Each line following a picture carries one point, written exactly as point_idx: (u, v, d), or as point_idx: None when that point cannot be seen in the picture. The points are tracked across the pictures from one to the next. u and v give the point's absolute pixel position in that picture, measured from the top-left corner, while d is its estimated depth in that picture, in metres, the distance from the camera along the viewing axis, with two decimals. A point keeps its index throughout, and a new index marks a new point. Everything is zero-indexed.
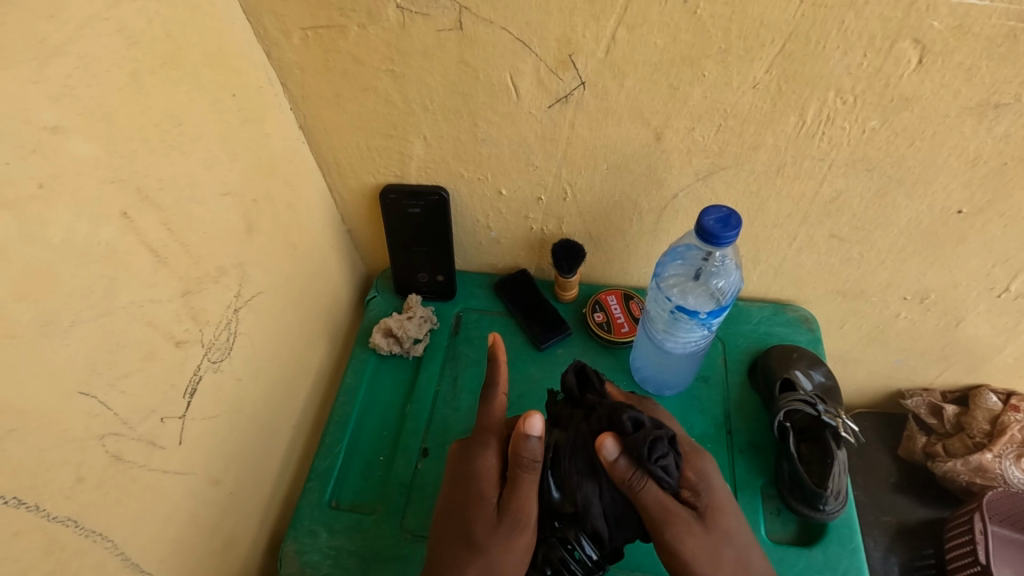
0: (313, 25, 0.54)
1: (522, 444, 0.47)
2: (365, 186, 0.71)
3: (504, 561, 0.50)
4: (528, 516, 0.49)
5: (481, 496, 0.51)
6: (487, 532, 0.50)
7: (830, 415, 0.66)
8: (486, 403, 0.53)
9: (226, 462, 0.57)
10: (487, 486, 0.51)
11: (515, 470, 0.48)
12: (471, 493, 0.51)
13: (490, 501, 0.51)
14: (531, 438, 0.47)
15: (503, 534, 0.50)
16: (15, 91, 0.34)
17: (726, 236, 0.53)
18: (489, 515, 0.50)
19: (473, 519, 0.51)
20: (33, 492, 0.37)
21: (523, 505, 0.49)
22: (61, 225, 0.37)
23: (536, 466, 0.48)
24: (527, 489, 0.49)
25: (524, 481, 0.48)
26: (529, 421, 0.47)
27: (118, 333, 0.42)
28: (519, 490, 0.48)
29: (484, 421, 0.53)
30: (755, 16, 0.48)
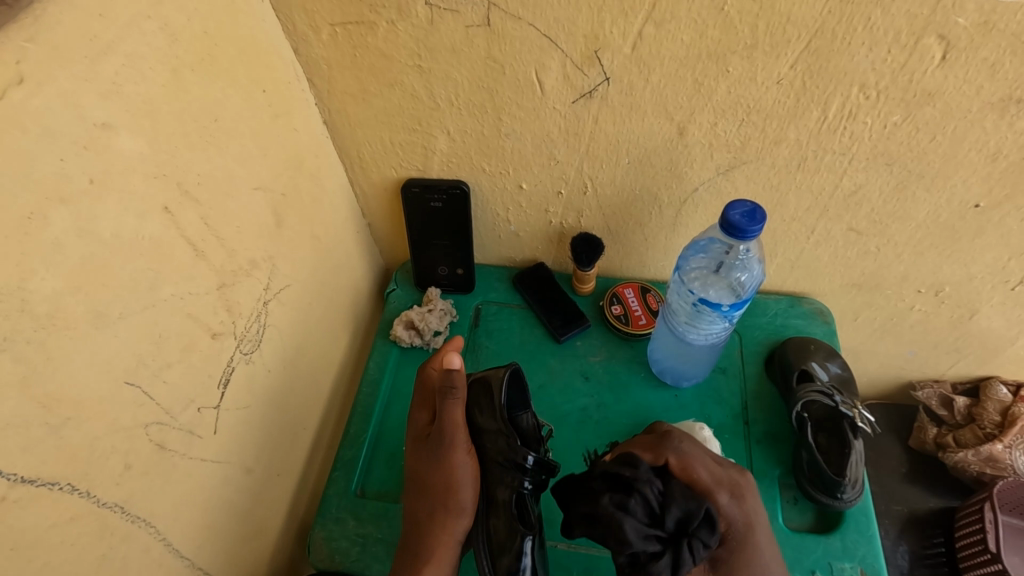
0: (342, 22, 0.55)
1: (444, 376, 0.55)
2: (388, 180, 0.72)
3: (442, 477, 0.58)
4: (455, 442, 0.57)
5: (416, 434, 0.61)
6: (426, 459, 0.59)
7: (847, 406, 0.69)
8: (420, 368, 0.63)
9: (258, 452, 0.58)
10: (421, 429, 0.61)
11: (439, 398, 0.56)
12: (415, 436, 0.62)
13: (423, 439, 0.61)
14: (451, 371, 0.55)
15: (436, 454, 0.58)
16: (70, 89, 0.35)
17: (752, 230, 0.54)
18: (425, 448, 0.60)
19: (416, 452, 0.61)
20: (86, 479, 0.38)
21: (451, 429, 0.57)
22: (111, 219, 0.38)
23: (456, 396, 0.56)
24: (454, 416, 0.56)
25: (449, 409, 0.56)
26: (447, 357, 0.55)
27: (162, 324, 0.43)
28: (445, 418, 0.57)
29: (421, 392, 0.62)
30: (783, 13, 0.48)
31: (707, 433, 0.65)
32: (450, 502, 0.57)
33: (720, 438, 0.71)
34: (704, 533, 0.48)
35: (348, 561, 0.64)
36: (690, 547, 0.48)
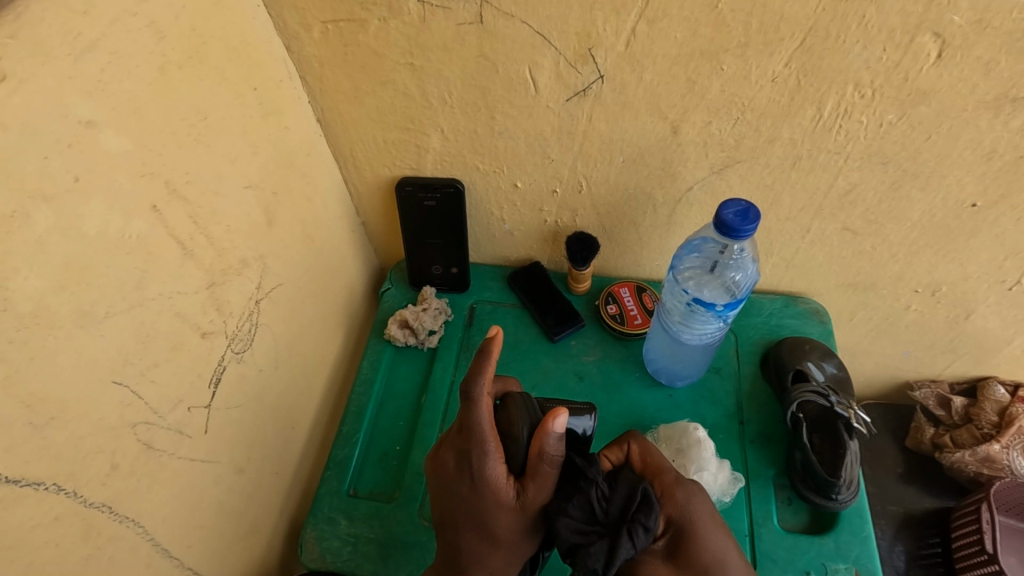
0: (333, 19, 0.54)
1: (553, 443, 0.47)
2: (382, 179, 0.72)
3: (525, 535, 0.51)
4: (545, 504, 0.50)
5: (500, 501, 0.49)
6: (510, 525, 0.50)
7: (842, 406, 0.68)
8: (469, 409, 0.48)
9: (249, 451, 0.58)
10: (502, 492, 0.49)
11: (541, 464, 0.48)
12: (488, 502, 0.50)
13: (509, 505, 0.50)
14: (553, 435, 0.47)
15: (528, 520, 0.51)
16: (53, 86, 0.35)
17: (745, 229, 0.54)
18: (510, 514, 0.50)
19: (493, 519, 0.50)
20: (71, 479, 0.38)
21: (542, 491, 0.49)
22: (95, 218, 0.38)
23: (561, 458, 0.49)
24: (551, 480, 0.49)
25: (549, 475, 0.49)
26: (553, 420, 0.47)
27: (149, 324, 0.43)
28: (545, 483, 0.49)
29: (476, 436, 0.48)
30: (776, 11, 0.48)
31: (701, 433, 0.65)
32: (517, 551, 0.52)
33: (714, 438, 0.70)
34: (643, 517, 0.47)
35: (340, 560, 0.64)
36: (631, 534, 0.47)
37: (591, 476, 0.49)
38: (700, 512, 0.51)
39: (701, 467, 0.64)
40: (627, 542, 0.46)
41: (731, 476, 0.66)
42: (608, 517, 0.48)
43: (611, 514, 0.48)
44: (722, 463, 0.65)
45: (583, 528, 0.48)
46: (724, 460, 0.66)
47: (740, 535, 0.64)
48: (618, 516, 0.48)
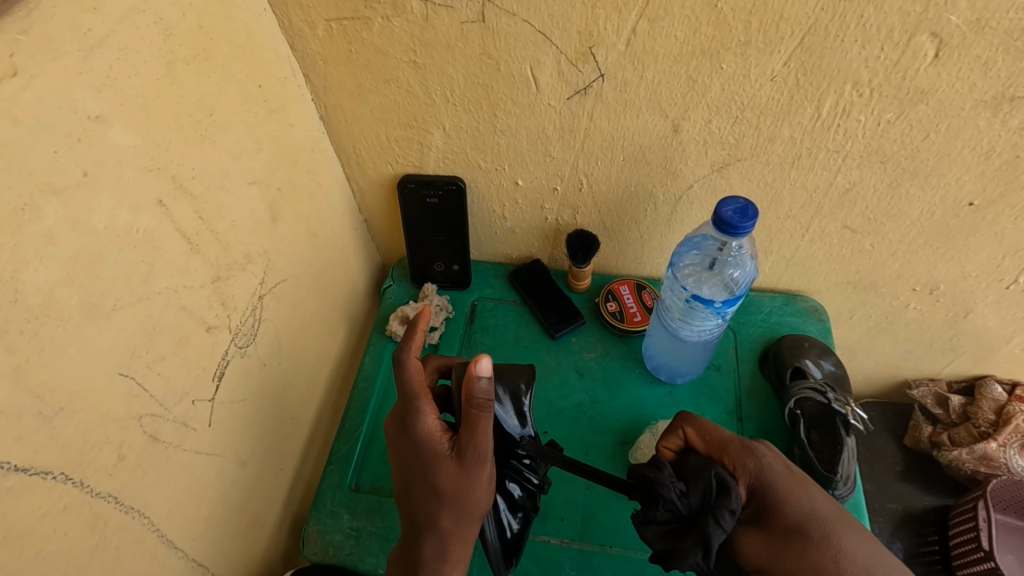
0: (337, 17, 0.55)
1: (473, 386, 0.47)
2: (384, 176, 0.72)
3: (471, 496, 0.49)
4: (482, 457, 0.49)
5: (436, 453, 0.50)
6: (452, 481, 0.49)
7: (840, 403, 0.68)
8: (399, 368, 0.53)
9: (252, 445, 0.59)
10: (438, 444, 0.50)
11: (469, 410, 0.47)
12: (428, 454, 0.50)
13: (448, 457, 0.50)
14: (480, 378, 0.47)
15: (467, 474, 0.49)
16: (63, 82, 0.35)
17: (745, 226, 0.54)
18: (450, 468, 0.49)
19: (435, 474, 0.50)
20: (79, 469, 0.39)
21: (477, 440, 0.48)
22: (103, 212, 0.38)
23: (491, 404, 0.48)
24: (484, 429, 0.48)
25: (477, 420, 0.47)
26: (478, 363, 0.48)
27: (156, 318, 0.44)
28: (478, 431, 0.48)
29: (409, 389, 0.52)
30: (776, 10, 0.48)
31: None
32: (468, 518, 0.50)
33: None
34: (723, 500, 0.49)
35: (342, 554, 0.64)
36: (718, 519, 0.48)
37: (663, 483, 0.50)
38: (773, 468, 0.55)
39: None
40: (715, 528, 0.48)
41: None
42: (690, 509, 0.50)
43: (692, 506, 0.50)
44: None
45: (670, 528, 0.50)
46: None
47: None
48: (700, 510, 0.50)
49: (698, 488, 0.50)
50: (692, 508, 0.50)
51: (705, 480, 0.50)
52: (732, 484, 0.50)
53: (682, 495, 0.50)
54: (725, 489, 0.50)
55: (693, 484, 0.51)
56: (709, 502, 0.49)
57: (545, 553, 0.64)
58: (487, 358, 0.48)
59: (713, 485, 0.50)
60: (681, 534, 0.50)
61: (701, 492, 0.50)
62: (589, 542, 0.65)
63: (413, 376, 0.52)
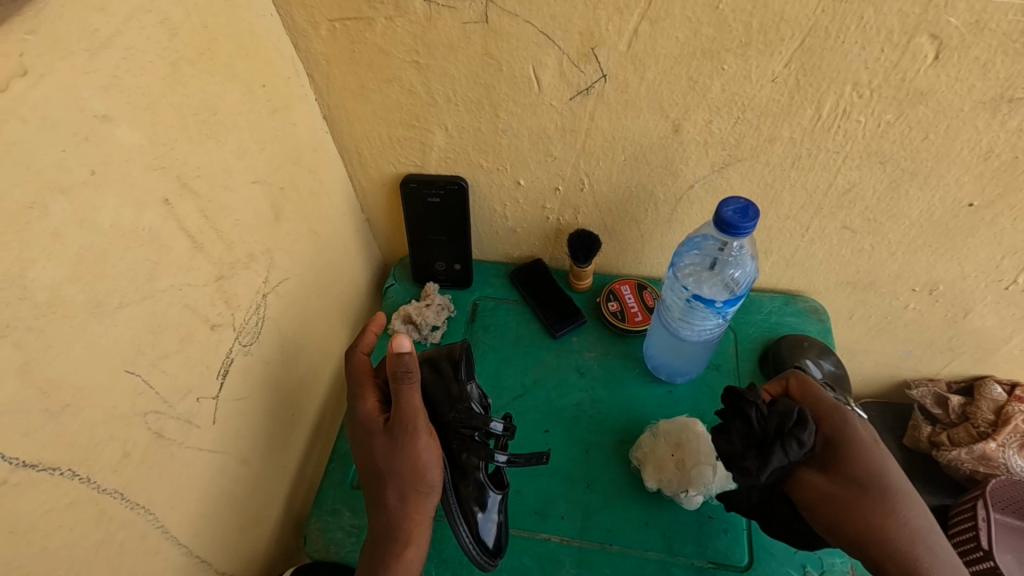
0: (340, 18, 0.55)
1: (396, 361, 0.53)
2: (386, 175, 0.72)
3: (402, 468, 0.54)
4: (409, 428, 0.54)
5: (372, 429, 0.56)
6: (386, 454, 0.55)
7: (840, 403, 0.68)
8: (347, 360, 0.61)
9: (255, 442, 0.59)
10: (375, 421, 0.57)
11: (391, 383, 0.53)
12: (368, 428, 0.57)
13: (380, 432, 0.56)
14: (401, 353, 0.53)
15: (398, 446, 0.54)
16: (70, 81, 0.35)
17: (745, 226, 0.55)
18: (383, 442, 0.55)
19: (373, 447, 0.56)
20: (85, 465, 0.39)
21: (400, 413, 0.53)
22: (109, 211, 0.39)
23: (411, 378, 0.53)
24: (404, 403, 0.53)
25: (402, 391, 0.53)
26: (397, 340, 0.54)
27: (160, 315, 0.44)
28: (400, 404, 0.53)
29: (358, 375, 0.60)
30: (777, 11, 0.49)
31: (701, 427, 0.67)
32: (407, 492, 0.55)
33: None
34: (799, 434, 0.53)
35: (343, 552, 0.65)
36: (786, 446, 0.53)
37: (750, 400, 0.55)
38: (859, 429, 0.56)
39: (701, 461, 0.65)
40: (781, 451, 0.53)
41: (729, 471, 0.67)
42: (765, 432, 0.54)
43: (766, 429, 0.54)
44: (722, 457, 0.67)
45: (739, 441, 0.55)
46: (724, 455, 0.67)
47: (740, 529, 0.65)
48: (775, 433, 0.54)
49: (778, 415, 0.54)
50: (767, 430, 0.54)
51: (787, 412, 0.54)
52: (810, 420, 0.54)
53: (759, 417, 0.54)
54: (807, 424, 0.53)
55: (773, 413, 0.54)
56: (788, 432, 0.53)
57: (545, 551, 0.64)
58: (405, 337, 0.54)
59: (792, 418, 0.53)
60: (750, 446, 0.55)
61: (778, 421, 0.54)
62: (589, 540, 0.65)
63: (365, 365, 0.60)
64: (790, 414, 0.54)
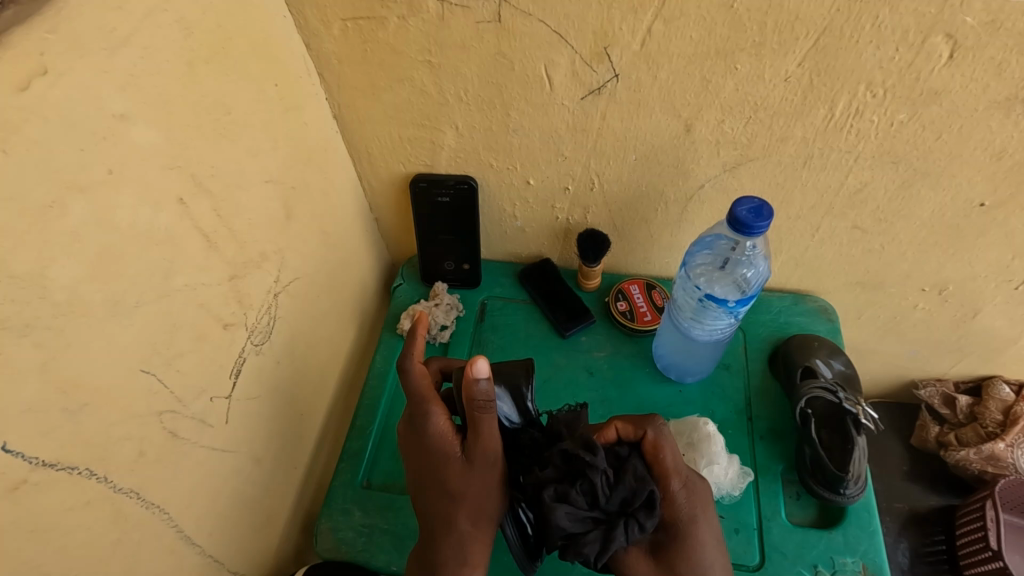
0: (353, 17, 0.55)
1: (474, 387, 0.48)
2: (395, 175, 0.72)
3: (482, 496, 0.50)
4: (490, 457, 0.50)
5: (446, 454, 0.51)
6: (463, 481, 0.51)
7: (851, 402, 0.68)
8: (403, 374, 0.54)
9: (266, 442, 0.59)
10: (450, 444, 0.51)
11: (471, 411, 0.48)
12: (440, 453, 0.51)
13: (457, 459, 0.51)
14: (479, 379, 0.48)
15: (478, 474, 0.50)
16: (89, 80, 0.35)
17: (759, 226, 0.55)
18: (460, 469, 0.51)
19: (447, 473, 0.51)
20: (102, 464, 0.39)
21: (482, 440, 0.49)
22: (127, 210, 0.39)
23: (492, 405, 0.49)
24: (488, 430, 0.49)
25: (482, 419, 0.49)
26: (474, 364, 0.48)
27: (175, 314, 0.44)
28: (482, 432, 0.49)
29: (417, 392, 0.53)
30: (791, 11, 0.49)
31: (711, 428, 0.66)
32: (484, 520, 0.51)
33: (724, 433, 0.71)
34: (643, 515, 0.46)
35: (354, 551, 0.65)
36: (627, 527, 0.46)
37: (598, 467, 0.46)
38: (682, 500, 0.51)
39: (711, 460, 0.64)
40: (622, 533, 0.46)
41: (740, 471, 0.67)
42: (610, 507, 0.47)
43: (614, 505, 0.47)
44: (732, 458, 0.66)
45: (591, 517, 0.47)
46: (734, 455, 0.67)
47: (750, 529, 0.65)
48: (614, 510, 0.47)
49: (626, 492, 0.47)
50: (593, 508, 0.47)
51: (625, 492, 0.47)
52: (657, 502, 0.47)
53: (604, 492, 0.46)
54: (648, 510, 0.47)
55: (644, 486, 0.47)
56: (631, 513, 0.47)
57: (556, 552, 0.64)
58: (483, 359, 0.49)
59: (638, 499, 0.47)
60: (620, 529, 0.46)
61: (636, 496, 0.47)
62: None
63: (421, 379, 0.53)
64: (632, 488, 0.47)
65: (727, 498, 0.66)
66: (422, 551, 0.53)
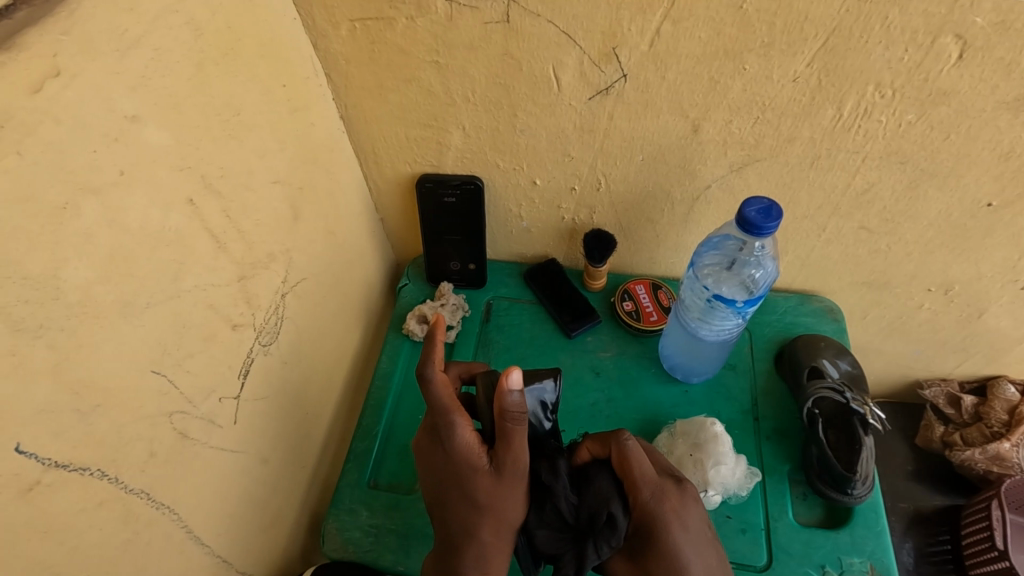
0: (361, 17, 0.55)
1: (507, 400, 0.48)
2: (402, 175, 0.72)
3: (507, 506, 0.51)
4: (518, 469, 0.50)
5: (473, 466, 0.50)
6: (489, 492, 0.50)
7: (858, 403, 0.67)
8: (425, 385, 0.51)
9: (273, 442, 0.59)
10: (477, 457, 0.50)
11: (503, 423, 0.48)
12: (465, 463, 0.51)
13: (484, 471, 0.50)
14: (511, 392, 0.48)
15: (506, 485, 0.50)
16: (102, 81, 0.35)
17: (767, 226, 0.55)
18: (487, 480, 0.50)
19: (473, 483, 0.51)
20: (113, 465, 0.39)
21: (513, 453, 0.49)
22: (138, 211, 0.39)
23: (523, 416, 0.49)
24: (519, 441, 0.49)
25: (514, 432, 0.48)
26: (508, 376, 0.48)
27: (186, 315, 0.44)
28: (514, 445, 0.49)
29: (440, 405, 0.50)
30: (800, 11, 0.49)
31: (718, 428, 0.66)
32: (507, 527, 0.51)
33: (730, 433, 0.71)
34: (608, 534, 0.49)
35: (361, 551, 0.65)
36: (596, 546, 0.49)
37: (558, 492, 0.50)
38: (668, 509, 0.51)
39: (717, 461, 0.64)
40: (592, 553, 0.49)
41: (748, 471, 0.67)
42: (580, 526, 0.50)
43: (581, 524, 0.50)
44: (739, 458, 0.66)
45: (562, 536, 0.51)
46: (741, 456, 0.67)
47: (757, 529, 0.65)
48: (584, 530, 0.50)
49: (591, 512, 0.50)
50: (568, 527, 0.51)
51: (591, 511, 0.50)
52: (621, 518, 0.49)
53: (569, 511, 0.50)
54: (609, 528, 0.49)
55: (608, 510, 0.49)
56: (598, 534, 0.49)
57: None
58: (517, 370, 0.48)
59: (605, 518, 0.49)
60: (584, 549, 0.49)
61: (602, 517, 0.49)
62: None
63: (442, 390, 0.51)
64: (597, 509, 0.50)
65: (734, 498, 0.66)
66: (441, 555, 0.53)
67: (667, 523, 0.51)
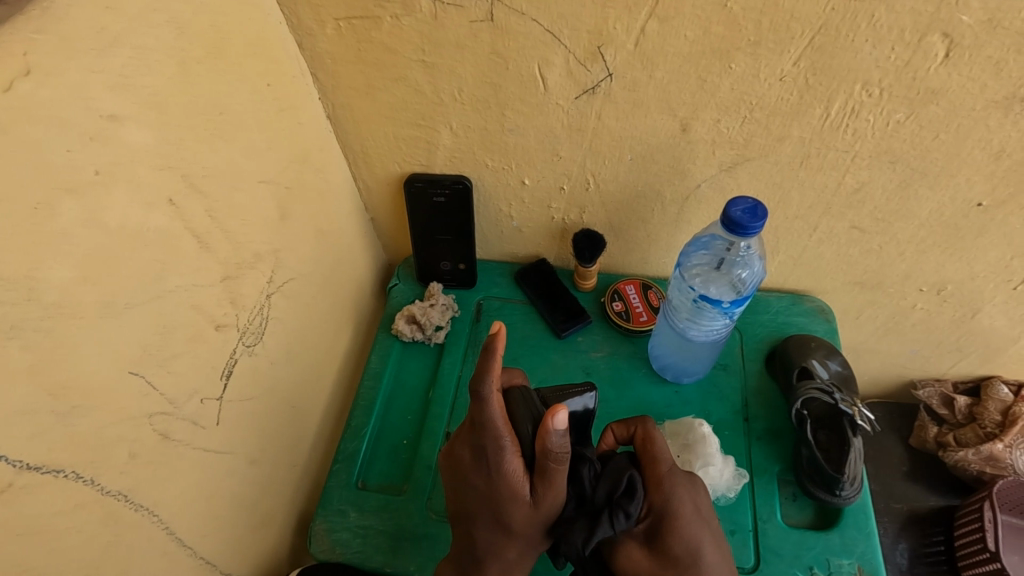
0: (347, 16, 0.55)
1: (552, 443, 0.46)
2: (391, 175, 0.72)
3: (538, 531, 0.51)
4: (556, 503, 0.49)
5: (514, 496, 0.48)
6: (525, 521, 0.49)
7: (847, 403, 0.68)
8: (478, 403, 0.47)
9: (261, 443, 0.59)
10: (519, 486, 0.48)
11: (545, 462, 0.47)
12: (503, 495, 0.49)
13: (524, 501, 0.49)
14: (555, 434, 0.46)
15: (542, 515, 0.49)
16: (79, 80, 0.35)
17: (754, 226, 0.54)
18: (525, 511, 0.49)
19: (510, 515, 0.49)
20: (91, 467, 0.39)
21: (555, 490, 0.48)
22: (117, 211, 0.38)
23: (566, 457, 0.47)
24: (561, 479, 0.48)
25: (557, 471, 0.47)
26: (554, 417, 0.45)
27: (167, 315, 0.44)
28: (557, 484, 0.48)
29: (489, 429, 0.48)
30: (787, 9, 0.48)
31: (706, 429, 0.66)
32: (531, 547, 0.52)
33: (721, 434, 0.71)
34: (627, 503, 0.49)
35: (350, 552, 0.64)
36: (612, 517, 0.49)
37: (584, 458, 0.51)
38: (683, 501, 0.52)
39: (706, 462, 0.64)
40: (607, 523, 0.48)
41: (735, 472, 0.67)
42: (596, 500, 0.50)
43: (599, 495, 0.50)
44: (727, 459, 0.66)
45: (578, 512, 0.50)
46: (729, 456, 0.66)
47: (746, 531, 0.65)
48: (600, 502, 0.50)
49: (612, 482, 0.50)
50: (586, 500, 0.50)
51: (610, 481, 0.50)
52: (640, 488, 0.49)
53: (588, 482, 0.50)
54: (629, 498, 0.49)
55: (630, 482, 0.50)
56: (614, 500, 0.49)
57: None
58: (563, 412, 0.46)
59: (624, 484, 0.49)
60: (597, 518, 0.49)
61: (620, 486, 0.50)
62: None
63: (492, 411, 0.47)
64: (616, 480, 0.50)
65: (723, 500, 0.66)
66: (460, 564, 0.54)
67: (682, 501, 0.52)
